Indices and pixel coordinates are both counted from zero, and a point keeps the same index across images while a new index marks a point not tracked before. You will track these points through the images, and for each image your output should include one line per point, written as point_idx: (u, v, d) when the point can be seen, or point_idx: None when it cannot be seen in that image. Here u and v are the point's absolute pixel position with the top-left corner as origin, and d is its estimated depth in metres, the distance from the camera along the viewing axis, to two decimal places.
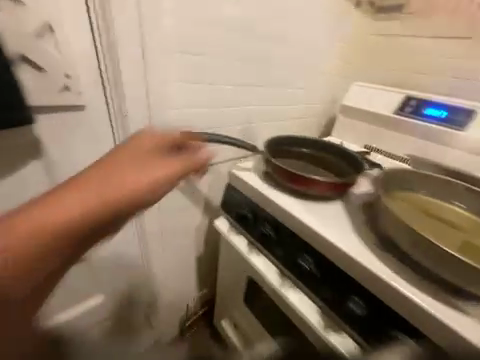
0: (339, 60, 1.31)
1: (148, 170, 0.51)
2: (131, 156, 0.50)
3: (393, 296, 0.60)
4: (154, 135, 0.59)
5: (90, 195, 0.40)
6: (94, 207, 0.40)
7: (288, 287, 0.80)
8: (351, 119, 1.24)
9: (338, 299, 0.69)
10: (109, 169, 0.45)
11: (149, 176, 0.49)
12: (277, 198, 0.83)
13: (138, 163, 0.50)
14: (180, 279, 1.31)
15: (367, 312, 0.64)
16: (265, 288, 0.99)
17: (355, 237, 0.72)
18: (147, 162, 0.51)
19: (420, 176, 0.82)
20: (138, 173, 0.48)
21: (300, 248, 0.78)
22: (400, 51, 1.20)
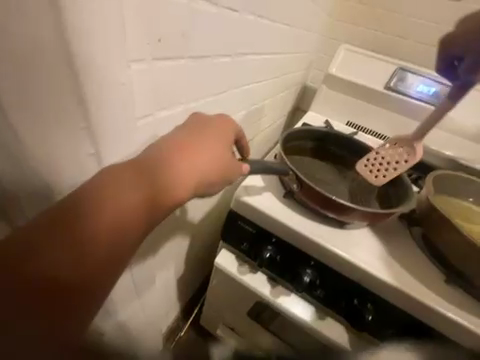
0: (327, 13, 1.03)
1: (213, 135, 0.38)
2: (198, 133, 0.37)
3: (464, 331, 0.48)
4: (211, 123, 0.39)
5: (162, 178, 0.31)
6: (159, 199, 0.31)
7: (325, 326, 0.60)
8: (342, 91, 1.04)
9: (404, 334, 0.53)
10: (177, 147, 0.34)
11: (217, 155, 0.37)
12: (302, 227, 0.56)
13: (204, 138, 0.37)
14: (159, 327, 0.91)
15: (437, 346, 0.51)
16: (279, 318, 0.76)
17: (405, 264, 0.54)
18: (212, 140, 0.37)
19: (464, 179, 0.66)
20: (205, 150, 0.36)
21: (351, 287, 0.54)
22: (392, 7, 1.03)
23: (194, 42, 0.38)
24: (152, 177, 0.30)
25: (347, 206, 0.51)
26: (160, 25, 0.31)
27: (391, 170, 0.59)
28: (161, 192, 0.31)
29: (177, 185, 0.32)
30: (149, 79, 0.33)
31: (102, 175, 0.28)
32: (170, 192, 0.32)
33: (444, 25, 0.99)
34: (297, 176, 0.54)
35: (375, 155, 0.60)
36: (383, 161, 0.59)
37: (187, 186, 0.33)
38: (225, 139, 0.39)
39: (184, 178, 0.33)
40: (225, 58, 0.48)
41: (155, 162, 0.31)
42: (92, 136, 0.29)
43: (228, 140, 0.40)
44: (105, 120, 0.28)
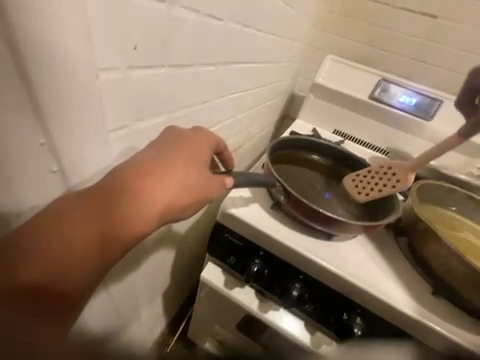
0: (312, 23, 1.05)
1: (189, 154, 0.35)
2: (171, 152, 0.34)
3: (451, 344, 0.48)
4: (187, 139, 0.36)
5: (124, 205, 0.29)
6: (120, 229, 0.29)
7: (314, 342, 0.57)
8: (328, 100, 1.05)
9: (393, 348, 0.52)
10: (144, 170, 0.31)
11: (190, 177, 0.34)
12: (290, 240, 0.54)
13: (177, 158, 0.34)
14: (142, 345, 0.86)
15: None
16: (268, 333, 0.73)
17: (392, 276, 0.53)
18: (186, 160, 0.34)
19: (447, 188, 0.67)
20: (176, 172, 0.33)
21: (341, 301, 0.52)
22: (374, 21, 1.06)
23: (174, 50, 0.36)
24: (113, 205, 0.29)
25: (335, 218, 0.50)
26: (137, 32, 0.29)
27: (377, 190, 0.58)
28: (123, 221, 0.29)
29: (140, 213, 0.30)
30: (125, 88, 0.31)
31: (61, 202, 0.27)
32: (132, 221, 0.30)
33: (423, 39, 1.03)
34: (284, 188, 0.53)
35: (366, 173, 0.60)
36: (373, 180, 0.59)
37: (154, 212, 0.31)
38: (202, 159, 0.36)
39: (149, 204, 0.31)
40: (208, 67, 0.47)
41: (115, 189, 0.29)
42: (53, 149, 0.25)
43: (205, 159, 0.36)
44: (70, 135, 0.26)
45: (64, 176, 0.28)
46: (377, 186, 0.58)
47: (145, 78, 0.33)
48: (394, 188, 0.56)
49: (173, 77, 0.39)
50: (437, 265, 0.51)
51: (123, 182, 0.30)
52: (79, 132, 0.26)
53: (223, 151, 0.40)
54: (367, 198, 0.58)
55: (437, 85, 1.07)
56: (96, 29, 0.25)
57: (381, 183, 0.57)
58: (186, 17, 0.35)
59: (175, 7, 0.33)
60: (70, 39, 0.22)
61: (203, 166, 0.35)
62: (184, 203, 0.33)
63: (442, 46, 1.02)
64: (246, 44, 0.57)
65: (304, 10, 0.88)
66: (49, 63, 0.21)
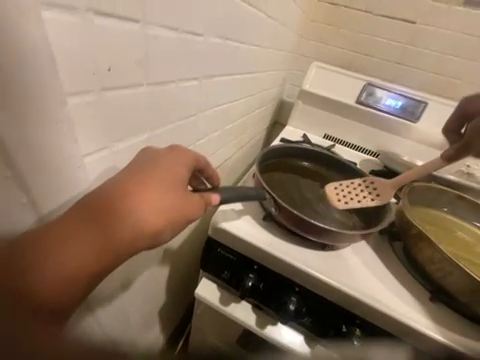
0: (296, 32, 1.07)
1: (165, 172, 0.33)
2: (144, 171, 0.32)
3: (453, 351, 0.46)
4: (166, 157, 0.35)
5: (94, 230, 0.27)
6: (93, 255, 0.27)
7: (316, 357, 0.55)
8: (316, 105, 1.06)
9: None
10: (115, 191, 0.29)
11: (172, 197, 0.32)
12: (284, 252, 0.53)
13: (153, 177, 0.32)
14: None
15: None
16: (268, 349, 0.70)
17: (389, 283, 0.52)
18: (162, 179, 0.32)
19: (437, 189, 0.67)
20: (151, 192, 0.31)
21: (339, 312, 0.51)
22: (356, 28, 1.09)
23: (152, 68, 0.36)
24: (80, 231, 0.27)
25: (327, 228, 0.50)
26: (111, 54, 0.29)
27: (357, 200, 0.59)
28: (96, 248, 0.27)
29: (115, 237, 0.28)
30: (103, 109, 0.31)
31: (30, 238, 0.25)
32: (107, 246, 0.28)
33: (404, 43, 1.06)
34: (274, 200, 0.52)
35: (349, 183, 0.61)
36: (354, 190, 0.60)
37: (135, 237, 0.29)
38: (180, 176, 0.34)
39: (122, 227, 0.28)
40: (191, 82, 0.46)
41: (83, 216, 0.27)
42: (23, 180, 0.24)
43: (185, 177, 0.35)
44: (40, 164, 0.24)
45: (34, 205, 0.26)
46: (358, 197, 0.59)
47: (123, 98, 0.33)
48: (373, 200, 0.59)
49: (153, 95, 0.38)
50: (432, 270, 0.50)
51: (93, 208, 0.28)
52: (50, 161, 0.25)
53: (204, 167, 0.40)
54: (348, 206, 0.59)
55: (421, 87, 1.10)
56: (66, 54, 0.24)
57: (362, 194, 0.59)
58: (163, 35, 0.35)
59: (151, 26, 0.33)
60: (37, 68, 0.21)
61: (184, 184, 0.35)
62: (164, 223, 0.31)
63: (423, 49, 1.04)
64: (230, 57, 0.57)
65: (287, 20, 0.90)
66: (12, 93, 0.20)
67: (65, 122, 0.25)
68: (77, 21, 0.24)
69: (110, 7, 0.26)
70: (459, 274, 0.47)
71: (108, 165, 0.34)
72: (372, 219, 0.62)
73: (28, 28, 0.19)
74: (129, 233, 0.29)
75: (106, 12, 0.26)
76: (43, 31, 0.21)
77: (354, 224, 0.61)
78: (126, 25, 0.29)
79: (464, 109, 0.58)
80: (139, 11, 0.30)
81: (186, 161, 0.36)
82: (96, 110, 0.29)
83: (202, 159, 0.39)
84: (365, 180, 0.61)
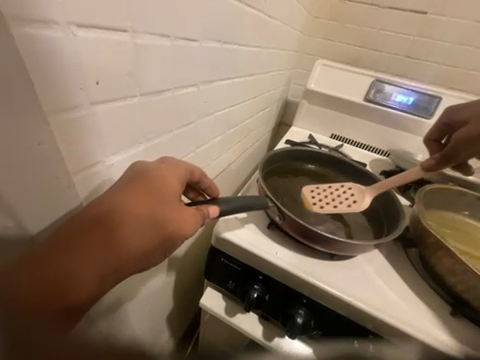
0: (299, 30, 1.04)
1: (161, 188, 0.32)
2: (138, 187, 0.30)
3: None
4: (160, 171, 0.33)
5: (88, 251, 0.26)
6: (88, 278, 0.25)
7: None
8: (322, 105, 1.02)
9: None
10: (108, 210, 0.28)
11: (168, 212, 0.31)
12: (290, 263, 0.50)
13: (147, 194, 0.30)
14: None
15: None
16: None
17: (405, 296, 0.49)
18: (157, 195, 0.31)
19: (456, 191, 0.62)
20: (147, 210, 0.30)
21: (351, 326, 0.48)
22: (362, 22, 1.05)
23: (145, 78, 0.34)
24: (73, 253, 0.25)
25: (335, 238, 0.47)
26: (98, 67, 0.27)
27: (332, 205, 0.54)
28: (91, 270, 0.26)
29: (110, 257, 0.27)
30: (94, 124, 0.30)
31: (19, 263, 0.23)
32: (103, 267, 0.26)
33: (414, 36, 1.00)
34: (278, 208, 0.50)
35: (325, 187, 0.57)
36: (331, 194, 0.55)
37: (129, 255, 0.28)
38: (175, 191, 0.33)
39: (118, 247, 0.27)
40: (188, 89, 0.45)
41: (76, 237, 0.26)
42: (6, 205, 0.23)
43: (180, 190, 0.34)
44: (22, 186, 0.23)
45: (21, 228, 0.25)
46: (333, 202, 0.55)
47: (115, 111, 0.32)
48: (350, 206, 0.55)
49: (147, 106, 0.37)
50: (453, 282, 0.46)
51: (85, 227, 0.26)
52: (34, 183, 0.24)
53: (199, 178, 0.39)
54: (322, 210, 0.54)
55: (433, 81, 1.04)
56: (47, 70, 0.23)
57: (339, 199, 0.55)
58: (154, 43, 0.34)
59: (141, 35, 0.31)
60: (12, 88, 0.20)
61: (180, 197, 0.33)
62: (161, 240, 0.30)
63: (435, 41, 0.99)
64: (229, 60, 0.55)
65: (289, 18, 0.87)
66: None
67: (47, 142, 0.24)
68: (57, 35, 0.23)
69: (93, 18, 0.25)
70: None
71: (101, 180, 0.33)
72: (384, 226, 0.58)
73: None
74: (125, 252, 0.28)
75: (89, 24, 0.25)
76: (11, 49, 0.19)
77: (365, 231, 0.58)
78: (112, 35, 0.28)
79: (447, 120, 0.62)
80: (126, 20, 0.29)
81: (181, 175, 0.35)
82: (83, 126, 0.28)
83: (197, 172, 0.38)
84: (343, 186, 0.57)
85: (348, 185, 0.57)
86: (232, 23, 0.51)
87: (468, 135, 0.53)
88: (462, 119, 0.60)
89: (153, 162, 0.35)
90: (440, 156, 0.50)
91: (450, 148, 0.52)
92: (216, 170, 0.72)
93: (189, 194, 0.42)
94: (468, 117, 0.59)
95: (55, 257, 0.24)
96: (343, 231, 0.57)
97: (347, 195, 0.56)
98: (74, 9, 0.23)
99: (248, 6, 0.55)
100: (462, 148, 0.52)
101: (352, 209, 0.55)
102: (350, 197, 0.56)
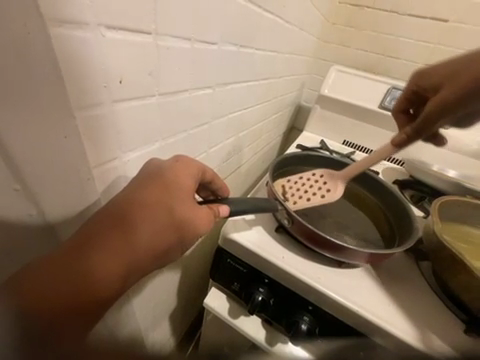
0: (315, 36, 1.04)
1: (175, 187, 0.32)
2: (155, 186, 0.31)
3: None
4: (174, 171, 0.34)
5: (110, 248, 0.27)
6: (112, 275, 0.27)
7: None
8: (335, 110, 1.01)
9: None
10: (127, 208, 0.29)
11: (182, 210, 0.32)
12: (297, 268, 0.50)
13: (162, 193, 0.31)
14: None
15: None
16: None
17: (416, 310, 0.47)
18: (172, 194, 0.32)
19: (475, 204, 0.59)
20: (163, 208, 0.30)
21: (358, 336, 0.47)
22: (380, 29, 1.03)
23: (164, 78, 0.35)
24: (96, 251, 0.26)
25: (345, 246, 0.46)
26: (121, 67, 0.29)
27: (305, 198, 0.55)
28: (115, 266, 0.27)
29: (131, 254, 0.28)
30: (116, 121, 0.31)
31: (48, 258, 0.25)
32: (125, 264, 0.28)
33: (434, 43, 0.98)
34: (287, 212, 0.50)
35: (298, 179, 0.58)
36: (303, 187, 0.57)
37: (147, 252, 0.29)
38: (188, 190, 0.34)
39: (138, 244, 0.28)
40: (204, 91, 0.46)
41: (99, 234, 0.27)
42: (30, 192, 0.24)
43: (192, 189, 0.35)
44: (47, 176, 0.24)
45: (43, 216, 0.27)
46: (306, 194, 0.56)
47: (135, 109, 0.33)
48: (324, 198, 0.56)
49: (165, 105, 0.38)
50: (469, 299, 0.44)
51: (107, 225, 0.27)
52: (57, 174, 0.25)
53: (210, 178, 0.39)
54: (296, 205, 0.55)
55: None
56: (76, 67, 0.24)
57: (311, 191, 0.56)
58: (175, 46, 0.35)
59: (163, 36, 0.32)
60: (44, 84, 0.21)
61: (193, 197, 0.34)
62: (177, 237, 0.31)
63: (457, 49, 0.96)
64: (245, 64, 0.57)
65: (306, 24, 0.87)
66: (30, 110, 0.21)
67: (72, 136, 0.25)
68: (86, 35, 0.24)
69: (120, 21, 0.27)
70: None
71: (118, 175, 0.35)
72: (396, 236, 0.56)
73: (32, 47, 0.19)
74: (145, 250, 0.29)
75: (117, 26, 0.26)
76: (50, 51, 0.21)
77: (375, 241, 0.57)
78: (137, 37, 0.29)
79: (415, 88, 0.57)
80: (151, 23, 0.30)
81: (195, 175, 0.36)
82: (104, 123, 0.30)
83: (210, 171, 0.39)
84: (315, 174, 0.59)
85: (320, 173, 0.59)
86: (250, 28, 0.52)
87: (439, 104, 0.47)
88: (433, 82, 0.54)
89: (168, 160, 0.36)
90: (410, 130, 0.49)
91: (420, 122, 0.48)
92: (226, 172, 0.73)
93: (201, 193, 0.43)
94: (440, 78, 0.52)
95: (81, 255, 0.25)
96: (353, 239, 0.56)
97: (320, 184, 0.58)
98: (104, 11, 0.25)
99: (266, 12, 0.56)
100: (436, 118, 0.48)
101: (326, 199, 0.57)
102: (323, 185, 0.57)
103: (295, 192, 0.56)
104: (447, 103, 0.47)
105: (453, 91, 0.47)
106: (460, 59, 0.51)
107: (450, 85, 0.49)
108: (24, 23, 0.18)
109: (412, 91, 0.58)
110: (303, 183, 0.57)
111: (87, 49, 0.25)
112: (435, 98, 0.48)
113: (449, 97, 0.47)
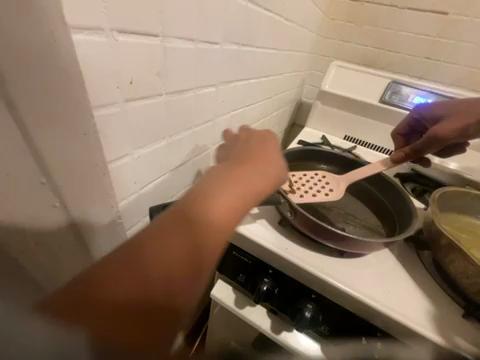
0: (315, 32, 1.05)
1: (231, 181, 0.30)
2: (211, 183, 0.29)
3: None
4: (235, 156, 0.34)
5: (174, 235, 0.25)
6: (174, 274, 0.25)
7: None
8: (336, 106, 1.02)
9: None
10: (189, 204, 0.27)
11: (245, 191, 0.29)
12: (300, 258, 0.52)
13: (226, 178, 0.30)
14: None
15: None
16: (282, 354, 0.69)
17: (415, 296, 0.49)
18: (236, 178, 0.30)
19: (474, 195, 0.61)
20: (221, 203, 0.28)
21: (358, 321, 0.49)
22: (380, 23, 1.04)
23: (170, 78, 0.37)
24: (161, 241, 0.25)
25: (347, 236, 0.48)
26: (133, 69, 0.31)
27: (311, 193, 0.57)
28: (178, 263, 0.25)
29: (179, 250, 0.25)
30: (122, 121, 0.33)
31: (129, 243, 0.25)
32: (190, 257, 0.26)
33: (434, 37, 0.99)
34: (290, 204, 0.52)
35: (302, 176, 0.60)
36: (307, 183, 0.58)
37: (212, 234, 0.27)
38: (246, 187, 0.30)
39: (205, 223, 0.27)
40: (207, 89, 0.47)
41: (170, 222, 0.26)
42: (55, 184, 0.26)
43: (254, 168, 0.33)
44: (68, 170, 0.26)
45: (64, 210, 0.28)
46: (311, 190, 0.57)
47: (144, 107, 0.35)
48: (327, 196, 0.58)
49: (171, 104, 0.40)
50: (466, 285, 0.46)
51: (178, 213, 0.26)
52: (79, 169, 0.28)
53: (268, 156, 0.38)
54: (302, 198, 0.55)
55: (453, 82, 1.01)
56: (92, 68, 0.26)
57: (316, 189, 0.58)
58: (180, 47, 0.37)
59: (169, 38, 0.34)
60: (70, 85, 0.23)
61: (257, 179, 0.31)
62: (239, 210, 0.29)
63: (456, 41, 0.96)
64: (247, 62, 0.58)
65: (305, 21, 0.88)
66: (56, 109, 0.23)
67: (91, 132, 0.27)
68: (101, 40, 0.26)
69: (130, 26, 0.28)
70: None
71: (127, 170, 0.37)
72: (396, 227, 0.58)
73: (60, 52, 0.22)
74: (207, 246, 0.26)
75: (129, 30, 0.28)
76: (72, 55, 0.23)
77: (376, 232, 0.58)
78: (144, 42, 0.31)
79: (417, 116, 0.67)
80: (158, 26, 0.32)
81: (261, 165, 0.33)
82: (114, 121, 0.31)
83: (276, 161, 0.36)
84: (317, 175, 0.61)
85: (322, 175, 0.61)
86: (250, 26, 0.53)
87: (441, 133, 0.57)
88: (437, 115, 0.63)
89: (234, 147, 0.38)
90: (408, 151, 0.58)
91: (420, 144, 0.57)
92: None
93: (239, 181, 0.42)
94: (444, 113, 0.62)
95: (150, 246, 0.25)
96: (355, 231, 0.57)
97: (323, 184, 0.59)
98: (117, 17, 0.27)
99: (266, 12, 0.57)
100: (432, 145, 0.57)
101: (330, 197, 0.58)
102: (326, 185, 0.59)
103: (301, 186, 0.57)
104: (446, 135, 0.57)
105: (454, 127, 0.57)
106: (464, 107, 0.60)
107: (453, 121, 0.58)
108: (54, 31, 0.21)
109: (414, 119, 0.68)
110: (307, 179, 0.59)
111: (103, 52, 0.27)
112: (434, 129, 0.57)
113: (450, 131, 0.57)
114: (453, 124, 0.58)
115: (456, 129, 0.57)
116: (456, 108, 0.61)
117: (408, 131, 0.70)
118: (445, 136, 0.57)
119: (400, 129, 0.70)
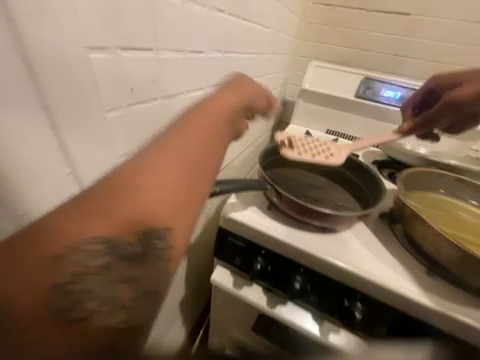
0: (293, 35, 1.13)
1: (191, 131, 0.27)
2: (200, 112, 0.30)
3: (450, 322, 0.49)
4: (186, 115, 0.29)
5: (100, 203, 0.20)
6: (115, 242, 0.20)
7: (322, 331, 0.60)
8: (317, 102, 1.10)
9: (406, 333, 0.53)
10: (179, 124, 0.27)
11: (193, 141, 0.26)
12: (287, 236, 0.59)
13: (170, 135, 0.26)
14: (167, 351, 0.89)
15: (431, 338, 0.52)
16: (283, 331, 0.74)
17: (388, 262, 0.57)
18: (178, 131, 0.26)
19: (436, 174, 0.70)
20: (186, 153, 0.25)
21: (340, 288, 0.56)
22: (351, 25, 1.13)
23: (165, 84, 0.44)
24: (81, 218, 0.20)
25: (328, 213, 0.55)
26: (133, 79, 0.37)
27: (311, 154, 0.60)
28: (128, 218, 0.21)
29: (120, 217, 0.21)
30: (120, 122, 0.39)
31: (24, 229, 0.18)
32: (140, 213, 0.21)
33: (400, 36, 1.09)
34: (275, 190, 0.58)
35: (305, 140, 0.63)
36: (309, 145, 0.62)
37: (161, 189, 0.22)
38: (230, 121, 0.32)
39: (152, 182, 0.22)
40: (197, 92, 0.54)
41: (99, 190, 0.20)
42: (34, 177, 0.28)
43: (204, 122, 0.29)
44: (45, 163, 0.28)
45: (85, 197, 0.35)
46: (311, 152, 0.61)
47: (142, 110, 0.41)
48: (328, 158, 0.62)
49: (166, 106, 0.46)
50: (428, 248, 0.54)
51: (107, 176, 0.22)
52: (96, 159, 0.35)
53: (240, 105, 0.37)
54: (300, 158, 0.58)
55: (421, 76, 1.12)
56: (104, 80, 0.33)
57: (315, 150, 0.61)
58: (171, 57, 0.43)
59: (161, 50, 0.41)
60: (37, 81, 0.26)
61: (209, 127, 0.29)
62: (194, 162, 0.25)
63: (419, 39, 1.07)
64: (231, 67, 0.65)
65: (283, 26, 0.96)
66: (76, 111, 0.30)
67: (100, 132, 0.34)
68: (108, 56, 0.32)
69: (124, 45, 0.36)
70: (449, 249, 0.50)
71: None
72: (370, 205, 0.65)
73: (80, 70, 0.29)
74: (182, 172, 0.24)
75: (130, 47, 0.35)
76: (89, 72, 0.30)
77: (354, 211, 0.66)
78: (142, 56, 0.37)
79: (433, 84, 0.72)
80: (152, 41, 0.38)
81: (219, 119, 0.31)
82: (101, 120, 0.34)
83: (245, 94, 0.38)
84: (320, 142, 0.65)
85: (326, 144, 0.66)
86: (231, 36, 0.60)
87: (451, 103, 0.65)
88: (448, 80, 0.70)
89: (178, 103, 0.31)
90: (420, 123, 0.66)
91: (433, 115, 0.65)
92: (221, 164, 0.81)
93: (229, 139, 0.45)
94: (455, 78, 0.69)
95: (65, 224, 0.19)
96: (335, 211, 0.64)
97: (324, 149, 0.63)
98: (121, 37, 0.33)
99: (245, 22, 0.64)
100: (440, 116, 0.65)
101: (330, 160, 0.61)
102: (328, 150, 0.63)
103: (301, 148, 0.60)
104: (456, 101, 0.65)
105: (467, 97, 0.65)
106: (474, 74, 0.68)
107: (465, 88, 0.66)
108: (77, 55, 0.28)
109: (428, 88, 0.73)
110: (309, 143, 0.63)
111: (112, 67, 0.33)
112: (447, 100, 0.65)
113: (461, 99, 0.65)
114: (467, 93, 0.66)
115: (468, 99, 0.65)
116: (465, 76, 0.68)
117: (418, 100, 0.77)
118: (456, 105, 0.66)
119: (414, 97, 0.76)
